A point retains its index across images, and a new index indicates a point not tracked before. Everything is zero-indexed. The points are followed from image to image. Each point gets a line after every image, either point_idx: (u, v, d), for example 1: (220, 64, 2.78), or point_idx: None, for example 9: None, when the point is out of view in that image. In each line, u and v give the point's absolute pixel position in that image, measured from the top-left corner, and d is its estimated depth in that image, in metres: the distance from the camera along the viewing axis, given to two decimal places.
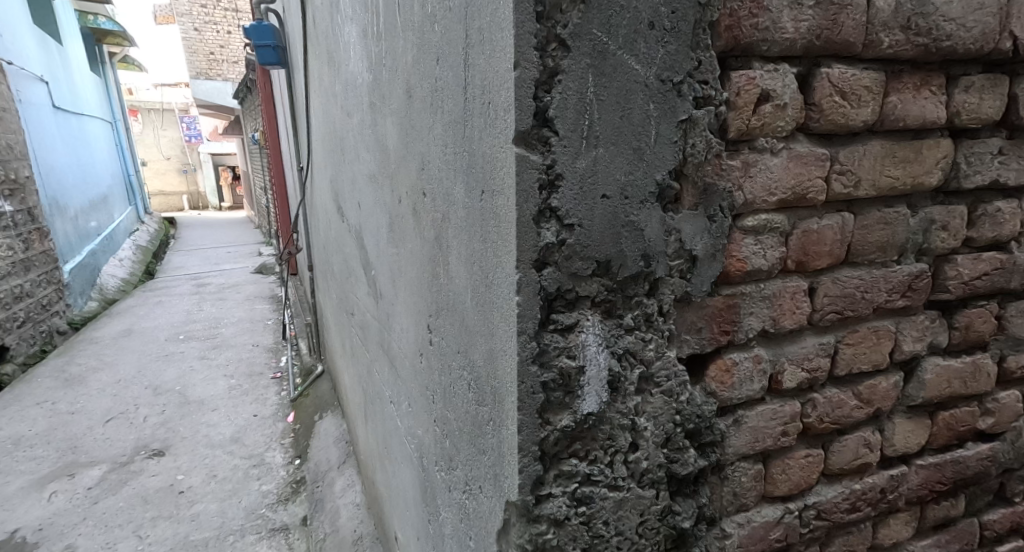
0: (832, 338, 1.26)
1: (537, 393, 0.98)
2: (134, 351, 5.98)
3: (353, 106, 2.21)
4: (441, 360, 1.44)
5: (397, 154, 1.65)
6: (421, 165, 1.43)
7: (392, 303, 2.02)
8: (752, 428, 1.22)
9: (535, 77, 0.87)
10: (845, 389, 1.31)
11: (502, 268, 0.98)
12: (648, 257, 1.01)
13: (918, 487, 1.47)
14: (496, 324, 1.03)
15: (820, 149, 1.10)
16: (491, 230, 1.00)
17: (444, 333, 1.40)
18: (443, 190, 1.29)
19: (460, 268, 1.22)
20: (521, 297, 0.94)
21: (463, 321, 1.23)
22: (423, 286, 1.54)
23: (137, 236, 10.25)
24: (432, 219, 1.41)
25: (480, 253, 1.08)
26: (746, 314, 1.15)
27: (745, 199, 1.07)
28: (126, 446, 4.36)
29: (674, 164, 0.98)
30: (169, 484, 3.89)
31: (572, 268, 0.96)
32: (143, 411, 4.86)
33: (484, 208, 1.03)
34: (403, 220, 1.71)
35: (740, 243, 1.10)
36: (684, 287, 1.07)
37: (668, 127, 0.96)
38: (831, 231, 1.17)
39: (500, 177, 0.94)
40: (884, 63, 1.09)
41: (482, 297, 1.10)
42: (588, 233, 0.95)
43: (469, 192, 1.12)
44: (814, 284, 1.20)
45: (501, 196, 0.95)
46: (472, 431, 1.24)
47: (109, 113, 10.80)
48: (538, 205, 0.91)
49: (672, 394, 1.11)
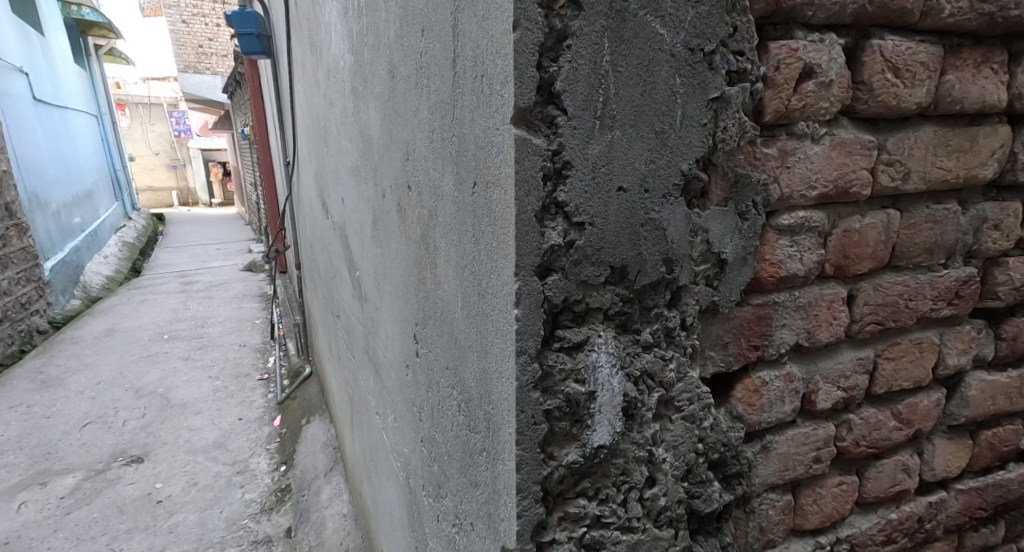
0: (871, 352, 1.11)
1: (539, 424, 0.82)
2: (116, 351, 5.78)
3: (335, 93, 2.04)
4: (428, 374, 1.28)
5: (381, 143, 1.49)
6: (406, 155, 1.27)
7: (376, 307, 1.86)
8: (782, 455, 1.07)
9: (539, 42, 0.72)
10: (884, 409, 1.16)
11: (498, 274, 0.82)
12: (670, 262, 0.86)
13: (957, 514, 1.32)
14: (491, 341, 0.88)
15: (865, 136, 0.94)
16: (485, 229, 0.85)
17: (431, 344, 1.24)
18: (430, 181, 1.13)
19: (450, 272, 1.06)
20: (521, 311, 0.78)
21: (454, 335, 1.07)
22: (410, 291, 1.38)
23: (124, 231, 10.01)
24: (418, 215, 1.24)
25: (473, 257, 0.92)
26: (778, 327, 1.00)
27: (781, 194, 0.92)
28: (104, 452, 4.17)
29: (701, 151, 0.83)
30: (148, 493, 3.71)
31: (582, 275, 0.81)
32: (123, 414, 4.67)
33: (479, 202, 0.87)
34: (387, 216, 1.55)
35: (774, 245, 0.95)
36: (712, 296, 0.92)
37: (696, 106, 0.80)
38: (874, 231, 1.02)
39: (495, 165, 0.79)
40: (942, 35, 0.94)
41: (475, 307, 0.94)
42: (601, 234, 0.79)
43: (459, 184, 0.96)
44: (853, 291, 1.05)
45: (497, 188, 0.79)
46: (463, 459, 1.08)
47: (94, 107, 10.53)
48: (543, 198, 0.76)
49: (695, 420, 0.96)
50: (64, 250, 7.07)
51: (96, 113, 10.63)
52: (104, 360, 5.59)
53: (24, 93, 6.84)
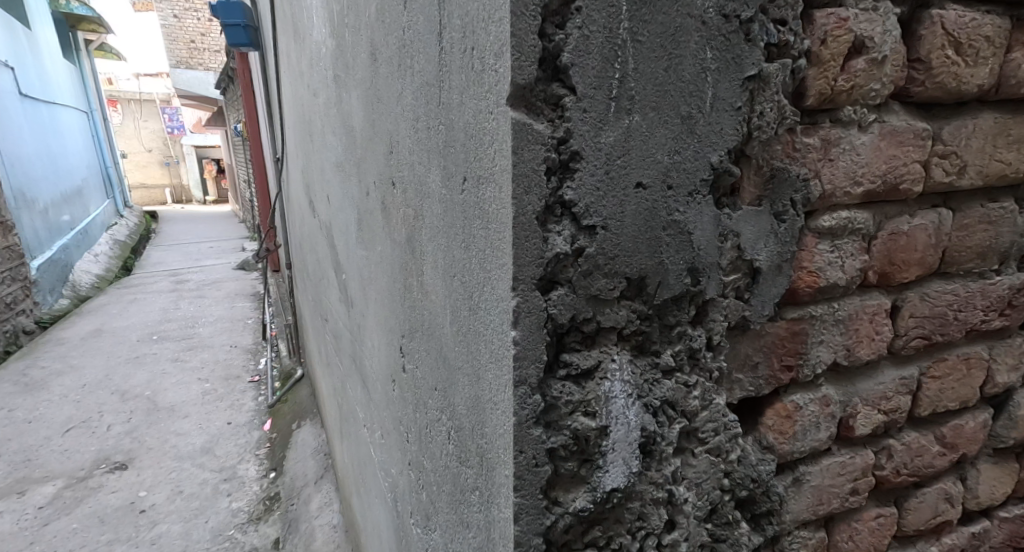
0: (914, 370, 0.98)
1: (542, 466, 0.69)
2: (103, 352, 5.62)
3: (318, 83, 1.90)
4: (416, 392, 1.15)
5: (363, 135, 1.36)
6: (390, 148, 1.14)
7: (362, 314, 1.72)
8: (816, 488, 0.94)
9: (542, 3, 0.58)
10: (926, 433, 1.03)
11: (491, 287, 0.69)
12: (696, 272, 0.73)
13: (1000, 544, 1.19)
14: (484, 364, 0.75)
15: (919, 123, 0.81)
16: (478, 232, 0.72)
17: (418, 360, 1.11)
18: (415, 177, 0.99)
19: (438, 281, 0.93)
20: (519, 333, 0.64)
21: (443, 352, 0.94)
22: (395, 300, 1.25)
23: (115, 229, 9.81)
24: (402, 214, 1.11)
25: (462, 266, 0.79)
26: (815, 344, 0.87)
27: (823, 191, 0.78)
28: (87, 458, 4.02)
29: (734, 141, 0.70)
30: (130, 502, 3.57)
31: (593, 289, 0.67)
32: (108, 418, 4.52)
33: (469, 201, 0.74)
34: (371, 216, 1.41)
35: (813, 250, 0.81)
36: (742, 311, 0.79)
37: (730, 87, 0.67)
38: (923, 233, 0.89)
39: (489, 158, 0.65)
40: (1009, 6, 0.81)
41: (466, 324, 0.81)
42: (615, 240, 0.66)
43: (447, 180, 0.83)
44: (898, 302, 0.92)
45: (490, 185, 0.66)
46: (453, 494, 0.95)
47: (84, 103, 10.31)
48: (546, 195, 0.63)
49: (720, 453, 0.83)
50: (52, 248, 6.88)
51: (86, 110, 10.40)
52: (91, 362, 5.43)
53: (8, 88, 6.64)
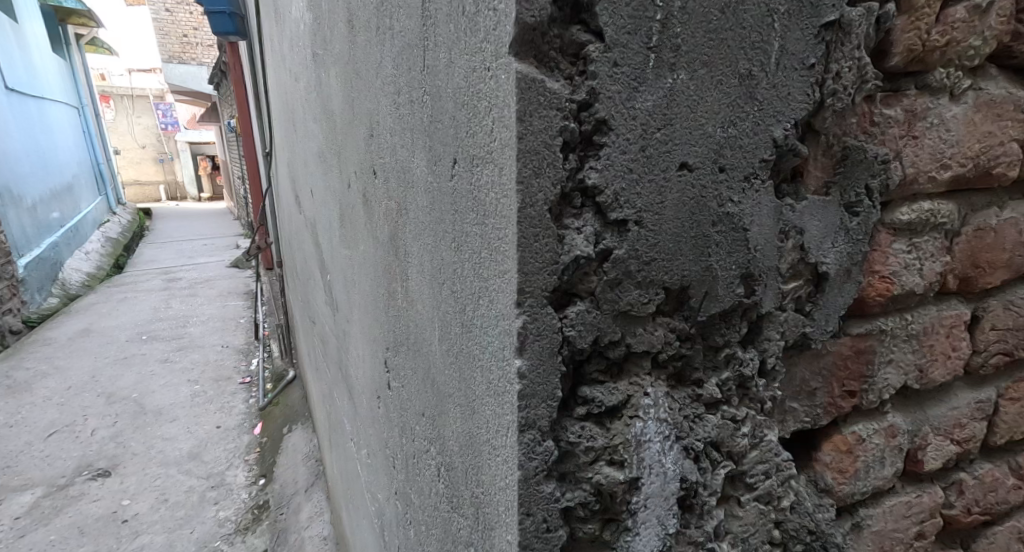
0: (991, 392, 0.82)
1: (556, 531, 0.53)
2: (89, 353, 5.29)
3: (299, 65, 1.72)
4: (402, 415, 1.00)
5: (344, 119, 1.19)
6: (371, 131, 0.98)
7: (347, 320, 1.57)
8: (879, 535, 0.78)
9: None
10: (1001, 464, 0.87)
11: (489, 300, 0.53)
12: (749, 280, 0.57)
13: None
14: (481, 397, 0.59)
15: (1019, 93, 0.65)
16: (472, 229, 0.56)
17: (404, 379, 0.96)
18: (398, 165, 0.83)
19: (425, 288, 0.77)
20: (525, 362, 0.49)
21: (431, 373, 0.79)
22: (379, 308, 1.10)
23: (107, 226, 9.47)
24: (385, 209, 0.95)
25: (453, 270, 0.63)
26: (883, 364, 0.71)
27: (904, 177, 0.62)
28: (69, 464, 3.69)
29: (803, 113, 0.54)
30: (112, 512, 3.25)
31: (622, 303, 0.52)
32: (92, 422, 4.18)
33: (461, 191, 0.58)
34: (354, 212, 1.25)
35: (886, 251, 0.66)
36: (802, 327, 0.63)
37: (801, 38, 0.51)
38: (1013, 229, 0.73)
39: (486, 130, 0.50)
40: None
41: (458, 343, 0.65)
42: (653, 239, 0.51)
43: (433, 163, 0.67)
44: (977, 312, 0.76)
45: (487, 165, 0.50)
46: (443, 542, 0.80)
47: (74, 97, 9.90)
48: (562, 179, 0.47)
49: (771, 501, 0.67)
50: (40, 246, 6.56)
51: (76, 104, 9.99)
52: (77, 363, 5.09)
53: None
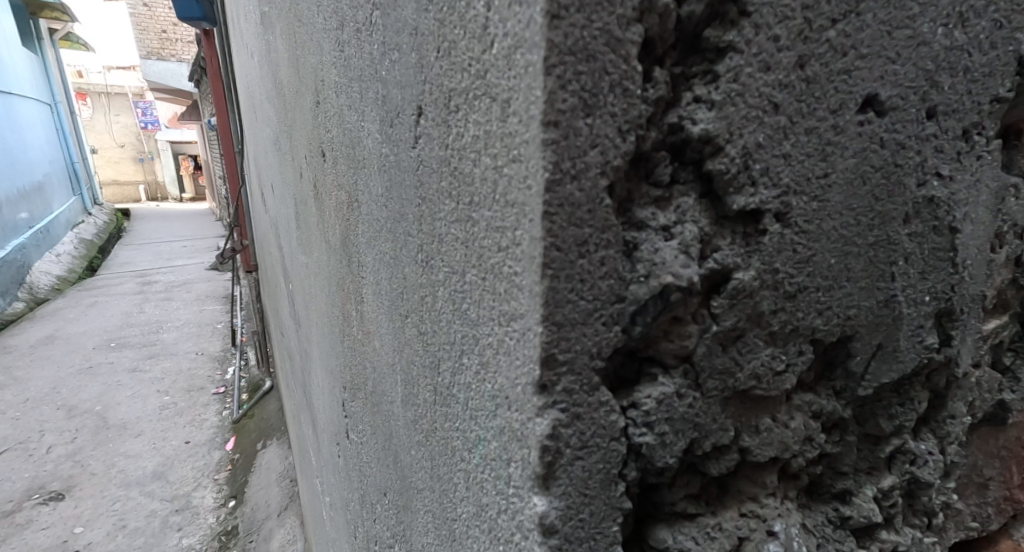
0: None
1: None
2: (52, 362, 4.43)
3: (254, 33, 1.43)
4: (362, 480, 0.74)
5: (291, 88, 0.93)
6: (316, 95, 0.72)
7: (308, 339, 1.30)
8: None
9: None
10: None
11: (483, 365, 0.28)
12: (947, 320, 0.32)
13: None
14: (465, 523, 0.34)
15: None
16: (451, 233, 0.30)
17: (363, 437, 0.70)
18: (346, 135, 0.58)
19: (382, 317, 0.52)
20: (554, 503, 0.24)
21: (393, 444, 0.53)
22: (334, 332, 0.84)
23: (83, 227, 8.56)
24: (335, 202, 0.69)
25: (421, 299, 0.38)
26: None
27: None
28: (18, 487, 2.90)
29: None
30: (62, 542, 2.50)
31: (742, 374, 0.27)
32: (50, 438, 3.36)
33: (430, 162, 0.33)
34: (306, 209, 0.99)
35: None
36: (998, 390, 0.38)
37: None
38: None
39: (475, 27, 0.24)
40: None
41: (429, 417, 0.40)
42: (814, 242, 0.26)
43: (387, 123, 0.42)
44: None
45: (474, 103, 0.25)
46: None
47: (47, 93, 8.84)
48: (640, 120, 0.22)
49: None
50: (6, 248, 5.63)
51: (49, 100, 8.92)
52: (38, 373, 4.24)
53: None
